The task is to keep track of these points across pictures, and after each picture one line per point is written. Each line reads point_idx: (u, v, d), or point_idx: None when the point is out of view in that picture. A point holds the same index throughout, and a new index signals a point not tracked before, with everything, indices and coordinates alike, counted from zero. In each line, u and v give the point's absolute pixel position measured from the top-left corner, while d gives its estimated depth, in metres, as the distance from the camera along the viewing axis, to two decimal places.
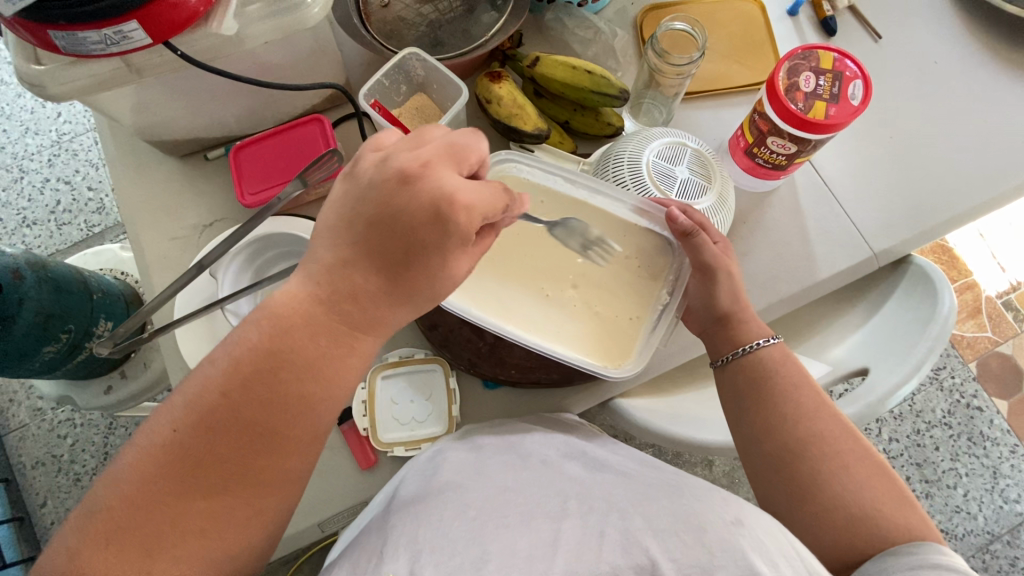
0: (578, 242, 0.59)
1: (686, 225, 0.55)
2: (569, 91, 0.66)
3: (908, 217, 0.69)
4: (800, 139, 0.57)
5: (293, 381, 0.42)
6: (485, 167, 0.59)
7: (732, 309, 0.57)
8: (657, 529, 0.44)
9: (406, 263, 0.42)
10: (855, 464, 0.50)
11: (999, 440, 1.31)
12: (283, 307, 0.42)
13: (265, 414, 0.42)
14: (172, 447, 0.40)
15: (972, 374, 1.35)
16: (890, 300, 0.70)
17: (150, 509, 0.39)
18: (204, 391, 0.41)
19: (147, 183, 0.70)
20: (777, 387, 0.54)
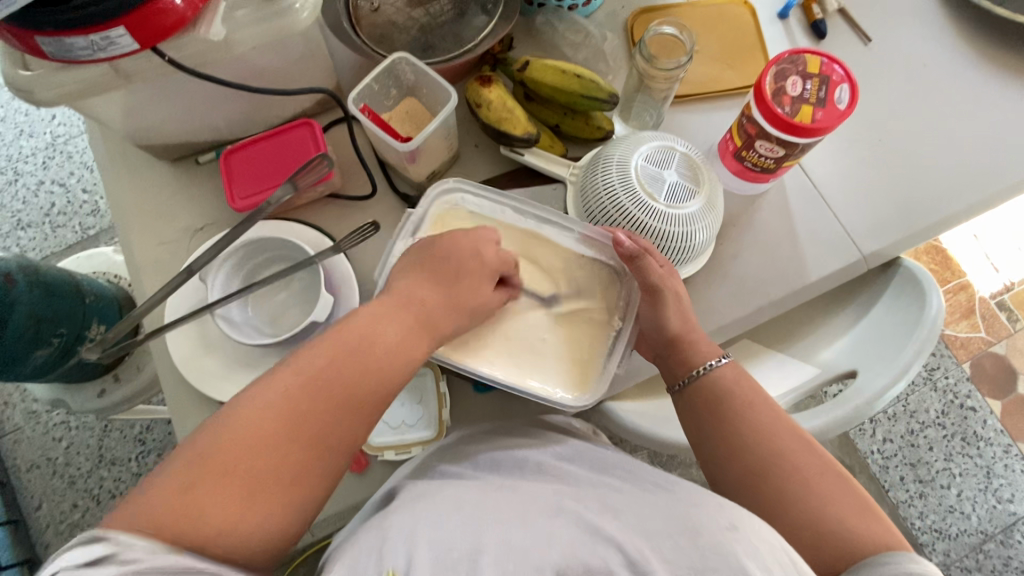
0: (546, 270, 0.60)
1: (631, 249, 0.56)
2: (558, 95, 0.66)
3: (897, 219, 0.69)
4: (787, 143, 0.58)
5: (370, 378, 0.46)
6: (431, 197, 0.60)
7: (681, 330, 0.58)
8: (653, 532, 0.44)
9: (456, 283, 0.52)
10: (813, 476, 0.51)
11: (992, 440, 1.31)
12: (368, 315, 0.49)
13: (340, 404, 0.45)
14: (254, 421, 0.42)
15: (966, 375, 1.35)
16: (879, 302, 0.70)
17: (218, 476, 0.40)
18: (294, 373, 0.45)
19: (137, 187, 0.70)
20: (730, 410, 0.55)
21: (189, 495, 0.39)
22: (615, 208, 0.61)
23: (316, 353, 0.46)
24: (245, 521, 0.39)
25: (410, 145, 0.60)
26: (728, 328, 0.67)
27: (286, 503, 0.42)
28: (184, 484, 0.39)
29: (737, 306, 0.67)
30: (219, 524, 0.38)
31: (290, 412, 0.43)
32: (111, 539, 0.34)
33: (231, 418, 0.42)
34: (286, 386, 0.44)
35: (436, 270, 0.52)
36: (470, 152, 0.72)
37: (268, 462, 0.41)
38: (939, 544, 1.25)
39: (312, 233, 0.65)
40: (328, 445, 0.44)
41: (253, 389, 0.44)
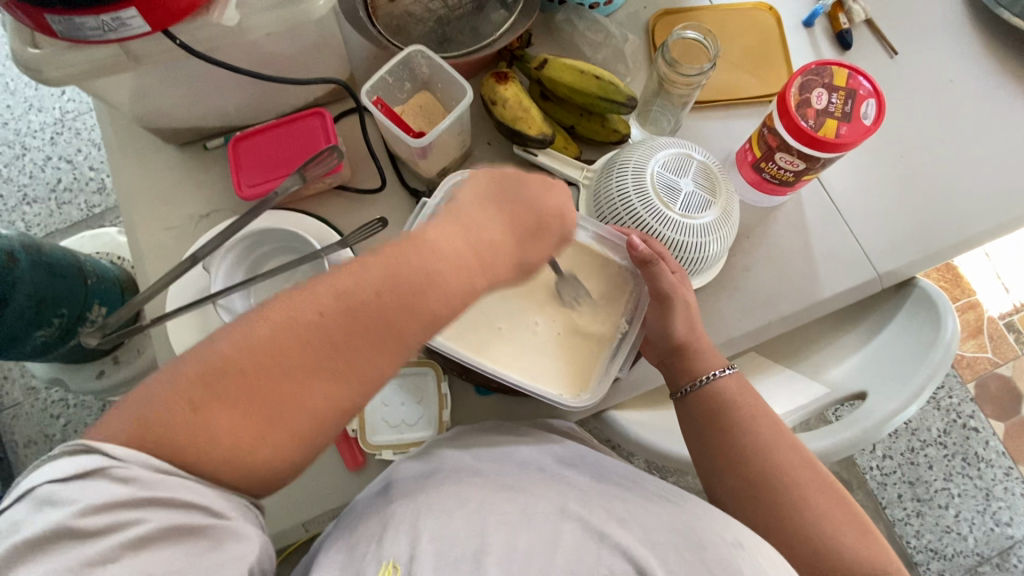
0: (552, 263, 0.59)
1: (645, 254, 0.53)
2: (575, 96, 0.64)
3: (915, 239, 0.68)
4: (808, 157, 0.56)
5: (415, 314, 0.41)
6: (442, 186, 0.57)
7: (688, 340, 0.56)
8: (658, 542, 0.45)
9: (529, 236, 0.47)
10: (813, 493, 0.50)
11: (993, 461, 1.30)
12: (423, 240, 0.42)
13: (379, 337, 0.41)
14: (281, 342, 0.39)
15: (970, 395, 1.34)
16: (892, 322, 0.69)
17: (234, 400, 0.38)
18: (334, 293, 0.40)
19: (144, 170, 0.69)
20: (732, 422, 0.54)
21: (197, 412, 0.37)
22: (629, 216, 0.60)
23: (366, 272, 0.41)
24: (252, 448, 0.38)
25: (422, 141, 0.59)
26: (736, 342, 0.66)
27: (300, 438, 0.39)
28: (203, 394, 0.37)
29: (747, 320, 0.65)
30: (224, 448, 0.37)
31: (323, 335, 0.39)
32: (107, 453, 0.35)
33: (261, 330, 0.39)
34: (321, 313, 0.39)
35: (504, 204, 0.47)
36: (483, 149, 0.70)
37: (288, 394, 0.39)
38: (934, 564, 1.24)
39: (318, 226, 0.63)
40: (355, 378, 0.40)
41: (292, 301, 0.40)
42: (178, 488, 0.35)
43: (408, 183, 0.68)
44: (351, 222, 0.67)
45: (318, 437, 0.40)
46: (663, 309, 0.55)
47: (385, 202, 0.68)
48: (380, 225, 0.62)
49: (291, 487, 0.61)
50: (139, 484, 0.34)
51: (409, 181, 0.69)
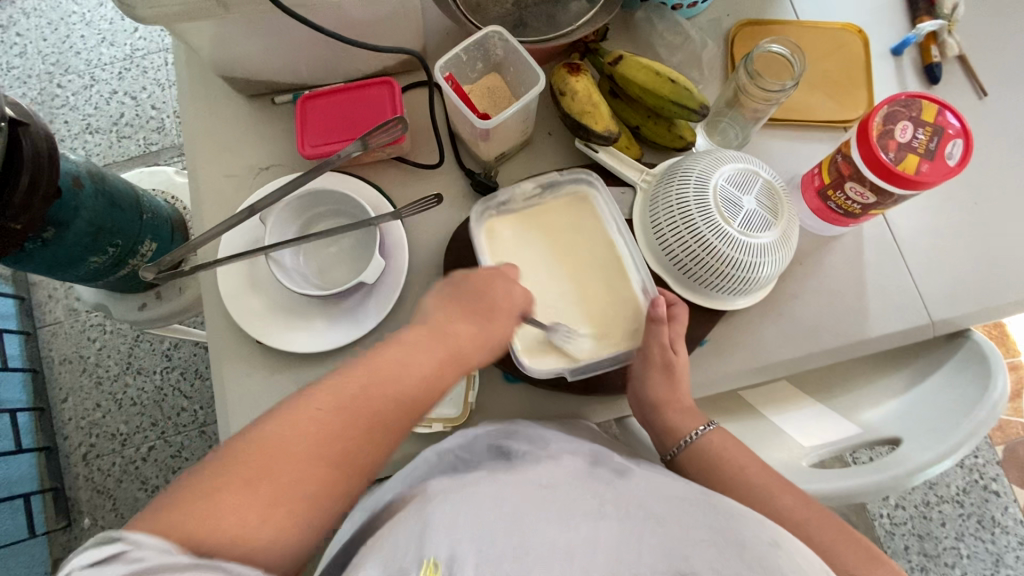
0: (590, 276, 0.61)
1: (659, 313, 0.57)
2: (646, 97, 0.63)
3: (976, 290, 0.65)
4: (881, 190, 0.54)
5: (397, 405, 0.46)
6: (574, 178, 0.63)
7: (667, 398, 0.59)
8: (695, 540, 0.43)
9: (487, 321, 0.52)
10: (821, 530, 0.49)
11: (1010, 529, 1.26)
12: (403, 342, 0.49)
13: (368, 429, 0.45)
14: (284, 434, 0.42)
15: (997, 458, 1.29)
16: (938, 372, 0.66)
17: (245, 484, 0.40)
18: (329, 394, 0.45)
19: (212, 116, 0.70)
20: (720, 475, 0.55)
21: (209, 498, 0.38)
22: (686, 227, 0.59)
23: (352, 375, 0.46)
24: (260, 533, 0.39)
25: (487, 124, 0.59)
26: (772, 368, 0.65)
27: (296, 527, 0.41)
28: (210, 486, 0.39)
29: (787, 347, 0.64)
30: (234, 529, 0.38)
31: (300, 433, 0.43)
32: (127, 537, 0.33)
33: (261, 433, 0.42)
34: (319, 407, 0.44)
35: (472, 309, 0.52)
36: (543, 139, 0.70)
37: (286, 473, 0.41)
38: None
39: (374, 193, 0.64)
40: (351, 465, 0.44)
41: (294, 403, 0.44)
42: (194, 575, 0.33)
43: (465, 163, 0.68)
44: (404, 194, 0.68)
45: (313, 519, 0.42)
46: (655, 364, 0.59)
47: (441, 179, 0.68)
48: (435, 201, 0.63)
49: None
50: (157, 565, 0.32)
51: (466, 162, 0.69)
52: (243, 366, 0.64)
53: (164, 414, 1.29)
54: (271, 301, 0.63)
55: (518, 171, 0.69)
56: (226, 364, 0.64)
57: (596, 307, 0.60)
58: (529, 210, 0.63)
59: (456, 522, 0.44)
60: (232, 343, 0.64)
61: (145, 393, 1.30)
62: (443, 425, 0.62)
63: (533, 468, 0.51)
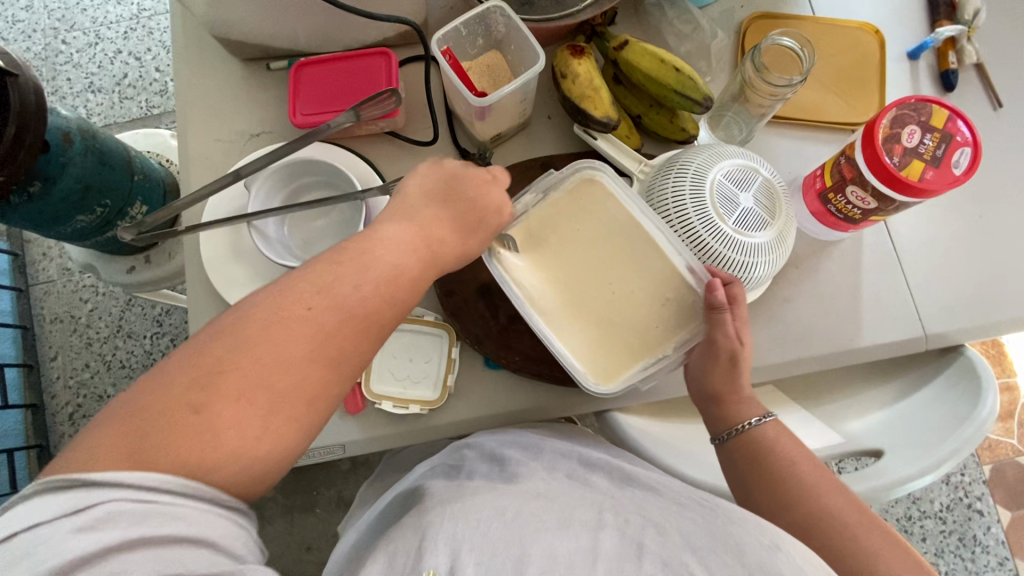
0: (626, 260, 0.56)
1: (717, 302, 0.53)
2: (649, 85, 0.61)
3: (973, 305, 0.63)
4: (884, 196, 0.53)
5: (384, 304, 0.45)
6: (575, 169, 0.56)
7: (725, 388, 0.56)
8: (693, 545, 0.43)
9: (470, 231, 0.51)
10: (865, 534, 0.47)
11: (990, 548, 1.25)
12: (382, 243, 0.46)
13: (356, 326, 0.43)
14: (260, 338, 0.40)
15: (984, 477, 1.28)
16: (929, 386, 0.65)
17: (227, 397, 0.39)
18: (303, 296, 0.42)
19: (206, 78, 0.69)
20: (770, 467, 0.53)
21: (184, 416, 0.37)
22: (679, 223, 0.57)
23: (328, 276, 0.43)
24: (261, 442, 0.39)
25: (483, 102, 0.57)
26: (759, 372, 0.63)
27: (299, 426, 0.41)
28: (191, 401, 0.38)
29: (775, 351, 0.63)
30: (234, 442, 0.38)
31: (274, 338, 0.40)
32: (91, 487, 0.34)
33: (230, 341, 0.40)
34: (308, 308, 0.42)
35: (452, 206, 0.51)
36: (542, 123, 0.68)
37: (272, 380, 0.40)
38: None
39: (362, 167, 0.63)
40: (343, 362, 0.43)
41: (259, 309, 0.42)
42: (168, 519, 0.35)
43: (460, 142, 0.67)
44: (395, 170, 0.66)
45: (312, 418, 0.42)
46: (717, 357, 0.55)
47: (433, 158, 0.66)
48: None
49: None
50: (118, 521, 0.33)
51: (461, 141, 0.67)
52: None
53: None
54: (253, 270, 0.62)
55: (514, 154, 0.68)
56: (205, 332, 0.63)
57: (636, 293, 0.56)
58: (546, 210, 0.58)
59: (456, 532, 0.43)
60: (212, 311, 0.63)
61: (134, 357, 1.30)
62: (419, 408, 0.61)
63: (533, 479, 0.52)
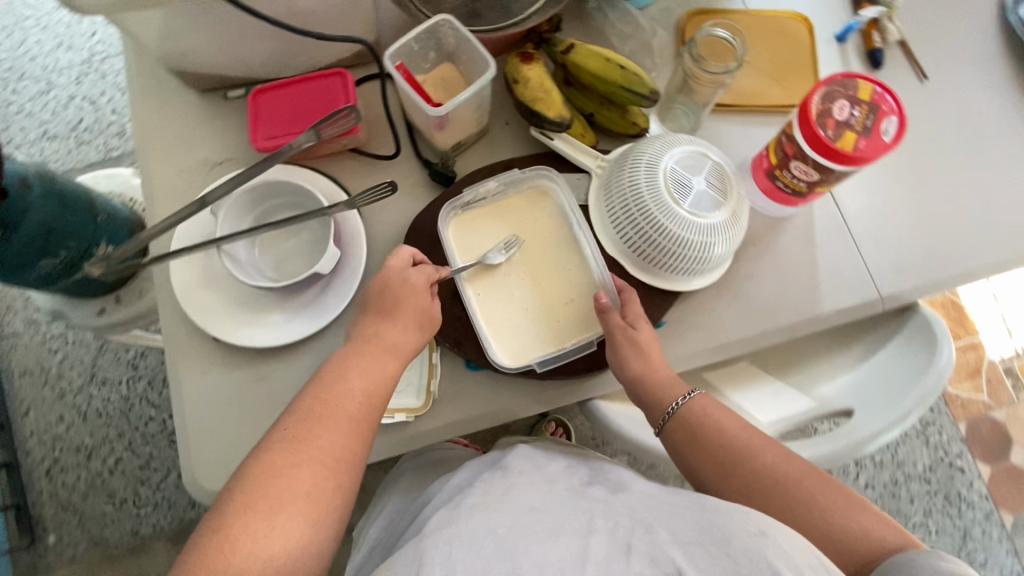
0: (549, 257, 0.63)
1: (601, 304, 0.58)
2: (598, 84, 0.64)
3: (921, 265, 0.67)
4: (823, 168, 0.56)
5: (366, 405, 0.51)
6: (531, 174, 0.64)
7: (643, 373, 0.58)
8: (686, 542, 0.44)
9: (402, 309, 0.55)
10: (812, 488, 0.51)
11: (974, 503, 1.30)
12: (355, 357, 0.53)
13: (349, 429, 0.49)
14: (273, 456, 0.47)
15: (960, 435, 1.33)
16: (889, 344, 0.68)
17: (254, 510, 0.44)
18: (303, 415, 0.49)
19: (164, 111, 0.69)
20: (711, 446, 0.55)
21: (222, 537, 0.43)
22: (638, 209, 0.60)
23: (319, 396, 0.50)
24: (286, 544, 0.43)
25: (440, 111, 0.59)
26: (731, 347, 0.66)
27: (321, 526, 0.46)
28: (225, 522, 0.43)
29: (743, 326, 0.65)
30: (266, 549, 0.43)
31: (278, 466, 0.46)
32: None
33: (249, 468, 0.46)
34: (298, 429, 0.48)
35: (388, 309, 0.55)
36: (500, 128, 0.70)
37: (287, 488, 0.45)
38: None
39: (329, 185, 0.64)
40: (349, 461, 0.49)
41: (271, 434, 0.48)
42: None
43: (422, 153, 0.68)
44: (361, 185, 0.67)
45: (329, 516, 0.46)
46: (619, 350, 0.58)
47: (397, 170, 0.68)
48: (389, 190, 0.62)
49: None
50: None
51: (423, 152, 0.69)
52: (200, 364, 0.63)
53: (131, 424, 1.26)
54: (226, 296, 0.63)
55: (477, 160, 0.69)
56: (182, 363, 0.63)
57: (551, 288, 0.62)
58: (491, 204, 0.65)
59: (450, 552, 0.44)
60: (187, 341, 0.63)
61: (110, 404, 1.27)
62: (405, 415, 0.61)
63: (533, 490, 0.52)
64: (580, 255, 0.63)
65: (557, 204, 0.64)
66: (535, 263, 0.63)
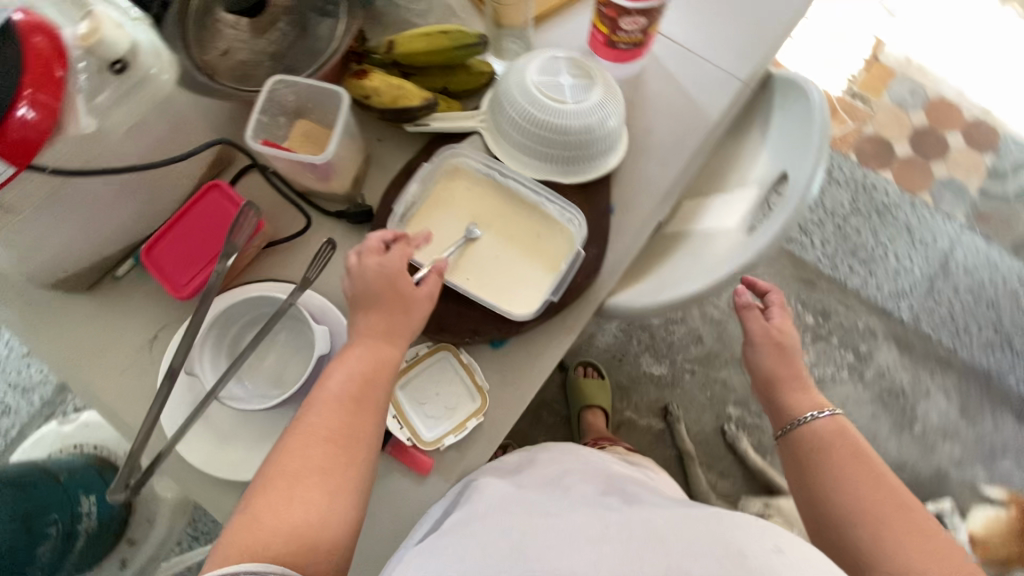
0: (493, 213, 0.67)
1: (741, 298, 0.76)
2: (435, 58, 0.68)
3: (756, 41, 0.77)
4: (645, 9, 0.64)
5: (374, 386, 0.55)
6: (438, 159, 0.67)
7: (801, 373, 0.72)
8: (698, 553, 0.46)
9: (392, 301, 0.58)
10: (905, 541, 0.54)
11: (897, 202, 1.58)
12: (358, 345, 0.57)
13: (363, 413, 0.54)
14: (296, 439, 0.52)
15: (857, 164, 1.60)
16: (777, 113, 0.78)
17: (276, 489, 0.49)
18: (324, 399, 0.54)
19: (68, 330, 0.64)
20: (838, 460, 0.62)
21: (249, 511, 0.48)
22: (533, 126, 0.65)
23: (333, 380, 0.55)
24: (299, 514, 0.48)
25: (324, 156, 0.60)
26: (674, 190, 0.72)
27: (338, 499, 0.50)
28: (250, 500, 0.49)
29: (669, 168, 0.72)
30: (280, 520, 0.47)
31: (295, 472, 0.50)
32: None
33: (275, 456, 0.51)
34: (320, 414, 0.53)
35: (381, 299, 0.58)
36: (380, 146, 0.72)
37: (304, 467, 0.50)
38: (901, 301, 1.51)
39: (272, 284, 0.63)
40: (361, 440, 0.53)
41: (299, 419, 0.53)
42: None
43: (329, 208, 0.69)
44: (298, 268, 0.67)
45: (343, 490, 0.51)
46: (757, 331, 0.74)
47: (320, 234, 0.68)
48: (330, 249, 0.65)
49: (380, 520, 0.61)
50: None
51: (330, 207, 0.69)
52: None
53: None
54: (249, 440, 0.60)
55: (380, 184, 0.71)
56: None
57: (515, 233, 0.67)
58: (422, 205, 0.67)
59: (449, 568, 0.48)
60: None
61: None
62: (476, 419, 0.63)
63: (549, 500, 0.57)
64: (517, 194, 0.68)
65: (471, 170, 0.68)
66: (486, 225, 0.67)
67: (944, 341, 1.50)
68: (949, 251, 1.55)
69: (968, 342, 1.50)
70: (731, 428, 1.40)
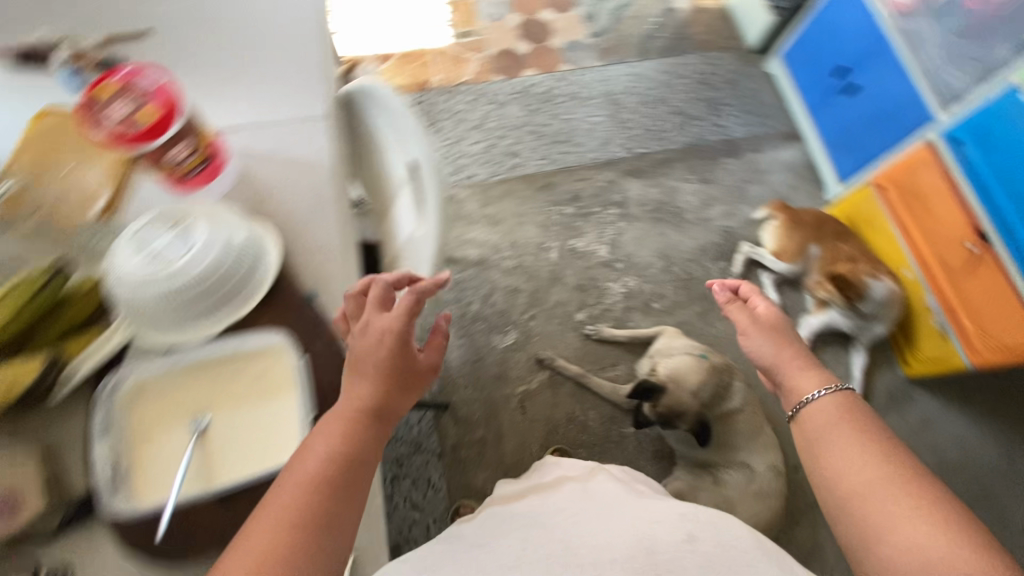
0: (207, 397, 0.64)
1: (727, 296, 0.89)
2: (19, 323, 0.60)
3: (308, 79, 0.79)
4: (177, 134, 0.65)
5: (341, 495, 0.54)
6: (105, 401, 0.61)
7: (799, 357, 0.77)
8: (612, 561, 0.58)
9: (375, 393, 0.60)
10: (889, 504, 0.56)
11: (549, 84, 1.86)
12: (335, 442, 0.56)
13: (329, 514, 0.52)
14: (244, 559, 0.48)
15: (503, 80, 1.85)
16: (377, 119, 0.82)
17: None
18: (283, 511, 0.51)
19: None
20: (839, 430, 0.64)
21: None
22: (166, 300, 0.61)
23: (306, 482, 0.53)
24: None
25: None
26: (346, 242, 0.73)
27: None
28: None
29: (320, 235, 0.72)
30: None
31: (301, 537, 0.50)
32: None
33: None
34: (282, 518, 0.50)
35: (368, 389, 0.60)
36: (50, 432, 0.62)
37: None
38: (608, 145, 1.80)
39: None
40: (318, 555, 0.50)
41: (238, 543, 0.49)
42: None
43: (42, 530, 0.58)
44: None
45: None
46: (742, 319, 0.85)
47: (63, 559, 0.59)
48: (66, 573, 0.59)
49: None
50: None
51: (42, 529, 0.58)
52: None
53: None
54: None
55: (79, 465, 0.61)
56: None
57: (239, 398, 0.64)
58: (130, 446, 0.61)
59: None
60: None
61: None
62: None
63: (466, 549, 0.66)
64: (212, 364, 0.64)
65: (153, 377, 0.63)
66: (208, 411, 0.63)
67: (655, 148, 1.81)
68: (608, 91, 1.87)
69: (666, 136, 1.83)
70: (591, 329, 1.55)
